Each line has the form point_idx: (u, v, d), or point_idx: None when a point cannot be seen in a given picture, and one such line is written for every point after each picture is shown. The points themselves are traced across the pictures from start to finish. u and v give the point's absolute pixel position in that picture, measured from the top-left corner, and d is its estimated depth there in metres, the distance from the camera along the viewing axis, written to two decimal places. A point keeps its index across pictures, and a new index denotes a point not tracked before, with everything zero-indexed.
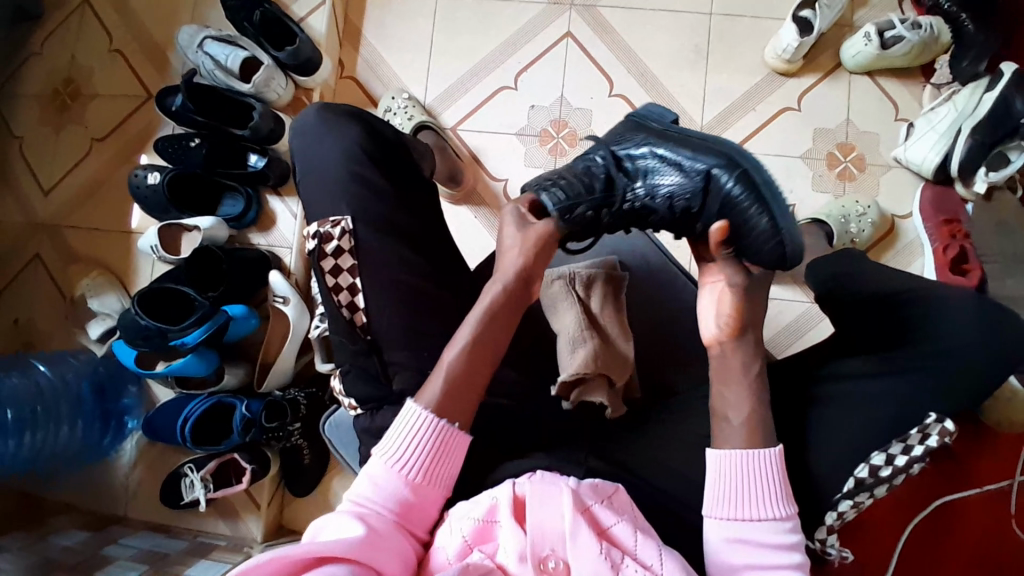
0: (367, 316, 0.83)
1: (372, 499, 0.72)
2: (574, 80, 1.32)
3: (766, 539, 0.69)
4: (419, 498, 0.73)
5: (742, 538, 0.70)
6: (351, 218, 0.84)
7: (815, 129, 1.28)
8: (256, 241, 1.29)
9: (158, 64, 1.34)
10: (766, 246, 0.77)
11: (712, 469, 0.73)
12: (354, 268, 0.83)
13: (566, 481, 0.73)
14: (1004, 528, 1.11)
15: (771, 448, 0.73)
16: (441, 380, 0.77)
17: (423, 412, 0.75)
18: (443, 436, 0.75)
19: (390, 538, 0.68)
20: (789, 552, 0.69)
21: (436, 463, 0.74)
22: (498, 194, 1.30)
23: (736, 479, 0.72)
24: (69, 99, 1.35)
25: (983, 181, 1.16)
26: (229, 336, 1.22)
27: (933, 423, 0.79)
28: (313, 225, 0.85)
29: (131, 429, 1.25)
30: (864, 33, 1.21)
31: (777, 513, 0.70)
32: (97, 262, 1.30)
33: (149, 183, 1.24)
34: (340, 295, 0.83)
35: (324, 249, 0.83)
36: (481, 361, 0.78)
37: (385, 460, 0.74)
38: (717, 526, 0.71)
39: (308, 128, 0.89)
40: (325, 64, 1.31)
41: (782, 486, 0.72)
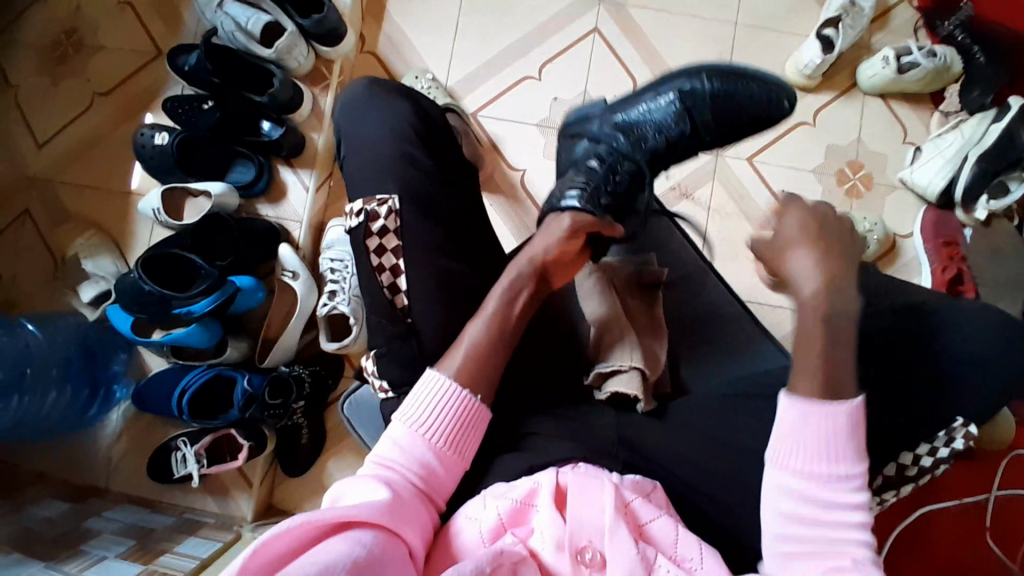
0: (408, 299, 0.80)
1: (391, 464, 0.71)
2: (598, 77, 1.32)
3: (827, 494, 0.65)
4: (438, 468, 0.71)
5: (803, 492, 0.66)
6: (397, 198, 0.81)
7: (827, 145, 1.31)
8: (264, 213, 1.25)
9: (171, 22, 1.28)
10: (759, 100, 0.96)
11: (783, 412, 0.68)
12: (398, 249, 0.80)
13: (608, 475, 0.73)
14: (977, 539, 1.16)
15: (846, 400, 0.67)
16: (464, 350, 0.76)
17: (447, 381, 0.74)
18: (462, 405, 0.73)
19: (413, 505, 0.68)
20: (853, 510, 0.65)
21: (456, 433, 0.73)
22: (516, 184, 1.30)
23: (808, 429, 0.66)
24: (72, 51, 1.28)
25: (983, 209, 1.22)
26: (235, 308, 1.17)
27: (959, 427, 0.84)
28: (358, 203, 0.82)
29: (119, 399, 1.20)
30: (883, 56, 1.25)
31: (848, 469, 0.66)
32: (91, 223, 1.24)
33: (156, 142, 1.19)
34: (382, 275, 0.80)
35: (370, 227, 0.81)
36: (503, 329, 0.77)
37: (407, 426, 0.72)
38: (777, 473, 0.67)
39: (354, 100, 0.87)
40: (349, 36, 1.28)
41: (855, 440, 0.66)
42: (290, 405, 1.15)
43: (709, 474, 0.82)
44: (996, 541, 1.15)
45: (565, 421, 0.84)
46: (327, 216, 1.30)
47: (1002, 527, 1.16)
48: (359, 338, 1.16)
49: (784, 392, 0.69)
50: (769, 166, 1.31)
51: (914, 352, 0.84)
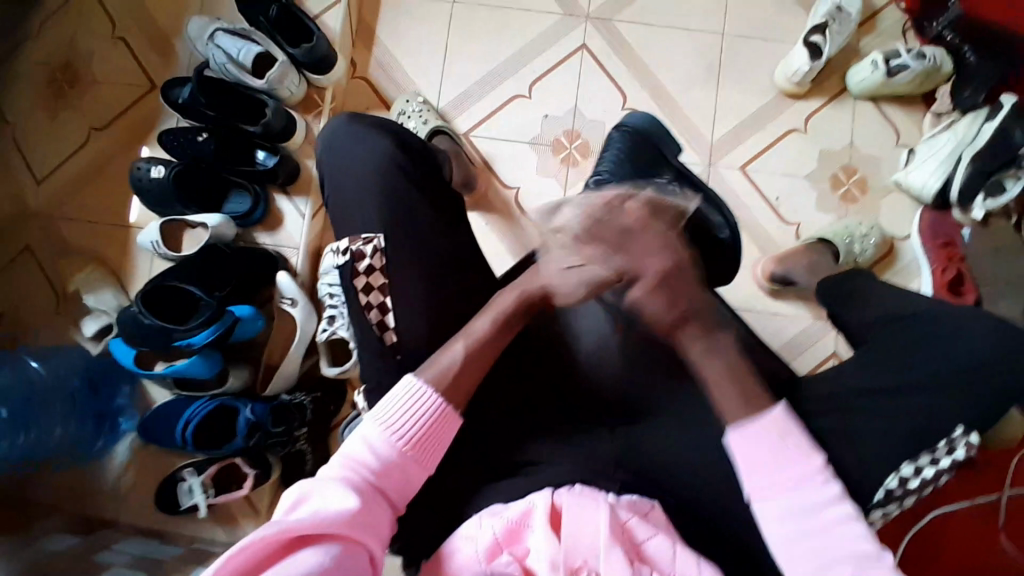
0: (396, 335, 0.80)
1: (358, 462, 0.71)
2: (589, 93, 1.33)
3: (802, 499, 0.68)
4: (405, 471, 0.72)
5: (784, 510, 0.69)
6: (382, 236, 0.82)
7: (820, 150, 1.32)
8: (262, 241, 1.26)
9: (164, 55, 1.30)
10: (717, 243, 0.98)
11: (734, 448, 0.72)
12: (385, 286, 0.81)
13: (604, 496, 0.74)
14: (991, 544, 1.14)
15: (773, 407, 0.73)
16: (450, 363, 0.76)
17: (423, 388, 0.74)
18: (432, 412, 0.74)
19: (376, 509, 0.68)
20: (832, 506, 0.68)
21: (424, 439, 0.73)
22: (510, 201, 1.30)
23: (759, 445, 0.71)
24: (69, 86, 1.30)
25: (980, 208, 1.20)
26: (235, 336, 1.18)
27: (960, 435, 0.80)
28: (343, 242, 0.83)
29: (124, 431, 1.20)
30: (871, 61, 1.25)
31: (806, 462, 0.70)
32: (91, 256, 1.25)
33: (153, 176, 1.19)
34: (370, 313, 0.80)
35: (356, 267, 0.81)
36: (486, 352, 0.78)
37: (378, 427, 0.72)
38: (764, 512, 0.69)
39: (340, 132, 0.88)
40: (340, 63, 1.29)
41: (801, 436, 0.71)
42: (293, 432, 1.17)
43: (712, 492, 0.80)
44: (1012, 541, 1.12)
45: (565, 442, 0.84)
46: (324, 242, 1.31)
47: (1018, 530, 1.13)
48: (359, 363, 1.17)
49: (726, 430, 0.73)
50: (763, 173, 1.31)
51: (914, 361, 0.83)
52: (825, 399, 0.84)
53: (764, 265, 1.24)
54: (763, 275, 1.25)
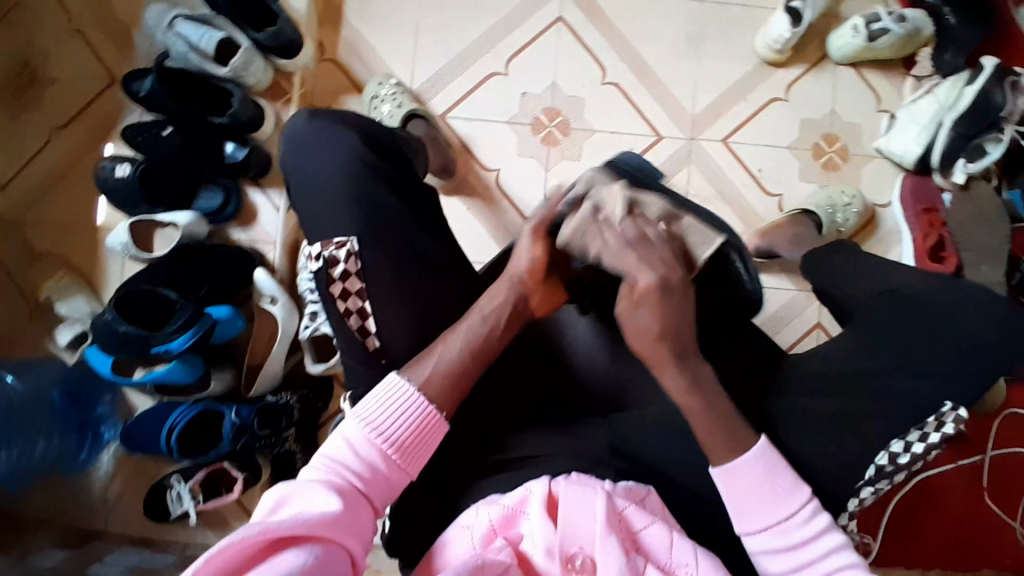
0: (379, 341, 0.78)
1: (339, 466, 0.69)
2: (566, 68, 1.29)
3: (792, 537, 0.68)
4: (388, 475, 0.70)
5: (774, 546, 0.68)
6: (357, 238, 0.78)
7: (802, 120, 1.30)
8: (236, 237, 1.22)
9: (120, 46, 1.23)
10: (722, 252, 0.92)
11: (720, 483, 0.70)
12: (362, 290, 0.78)
13: (601, 483, 0.72)
14: (975, 502, 1.17)
15: (754, 445, 0.70)
16: (433, 370, 0.74)
17: (411, 390, 0.73)
18: (422, 416, 0.72)
19: (359, 512, 0.66)
20: (822, 540, 0.68)
21: (411, 442, 0.71)
22: (491, 184, 1.27)
23: (743, 488, 0.69)
24: (24, 84, 1.23)
25: (961, 172, 1.21)
26: (215, 338, 1.15)
27: (949, 411, 0.80)
28: (315, 246, 0.79)
29: (108, 441, 1.17)
30: (853, 25, 1.23)
31: (794, 501, 0.68)
32: (59, 261, 1.20)
33: (117, 175, 1.14)
34: (352, 318, 0.78)
35: (330, 274, 0.77)
36: (477, 356, 0.76)
37: (361, 429, 0.70)
38: (753, 544, 0.68)
39: (303, 136, 0.83)
40: (307, 46, 1.23)
41: (786, 469, 0.70)
42: (280, 432, 1.16)
43: (710, 480, 0.79)
44: (995, 502, 1.17)
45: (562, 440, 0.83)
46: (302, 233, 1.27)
47: (999, 488, 1.17)
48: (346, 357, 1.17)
49: (710, 469, 0.70)
50: (746, 145, 1.30)
51: (904, 337, 0.83)
52: (820, 381, 0.83)
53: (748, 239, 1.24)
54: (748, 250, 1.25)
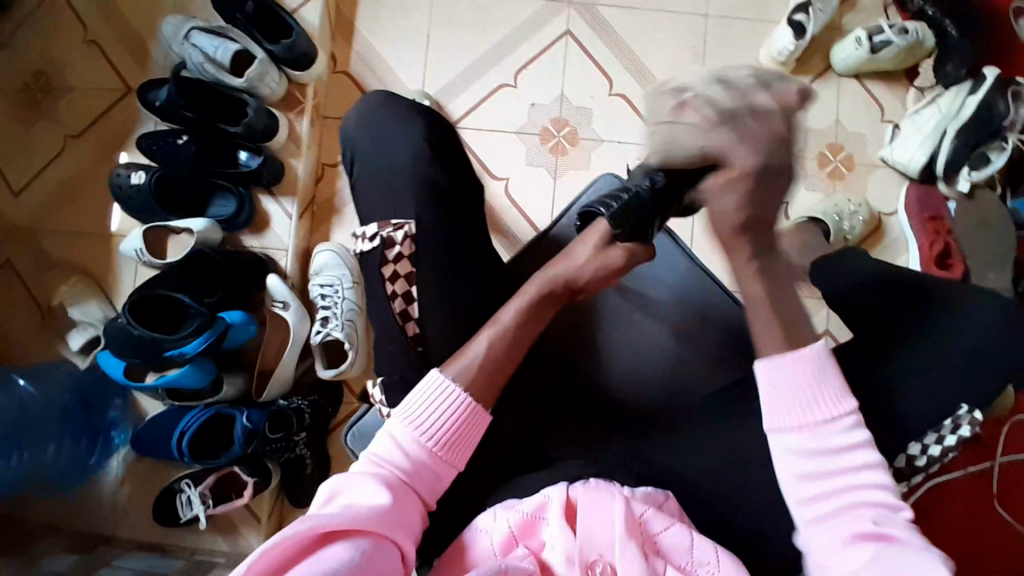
0: (419, 326, 0.79)
1: (387, 461, 0.69)
2: (574, 80, 1.32)
3: (823, 441, 0.68)
4: (435, 469, 0.70)
5: (799, 447, 0.69)
6: (414, 222, 0.81)
7: (807, 130, 1.32)
8: (249, 244, 1.24)
9: (137, 57, 1.26)
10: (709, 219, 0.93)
11: (761, 374, 0.71)
12: (411, 275, 0.80)
13: (619, 489, 0.71)
14: (987, 507, 1.16)
15: (814, 344, 0.71)
16: (477, 360, 0.75)
17: (452, 387, 0.72)
18: (462, 411, 0.72)
19: (409, 507, 0.67)
20: (858, 450, 0.68)
21: (455, 437, 0.71)
22: (500, 193, 1.29)
23: (790, 381, 0.70)
24: (42, 93, 1.26)
25: (965, 180, 1.22)
26: (228, 343, 1.17)
27: (966, 415, 0.84)
28: (372, 227, 0.81)
29: (118, 445, 1.18)
30: (855, 38, 1.25)
31: (838, 407, 0.69)
32: (73, 267, 1.22)
33: (133, 183, 1.17)
34: (394, 302, 0.79)
35: (386, 254, 0.80)
36: (516, 343, 0.77)
37: (407, 426, 0.70)
38: (777, 442, 0.70)
39: (356, 132, 0.86)
40: (320, 58, 1.26)
41: (835, 378, 0.70)
42: (293, 437, 1.15)
43: (722, 478, 0.79)
44: (1005, 507, 1.16)
45: (575, 443, 0.83)
46: (313, 240, 1.29)
47: (1011, 494, 1.16)
48: (356, 363, 1.16)
49: (756, 358, 0.73)
50: None
51: (917, 335, 0.84)
52: None
53: None
54: None
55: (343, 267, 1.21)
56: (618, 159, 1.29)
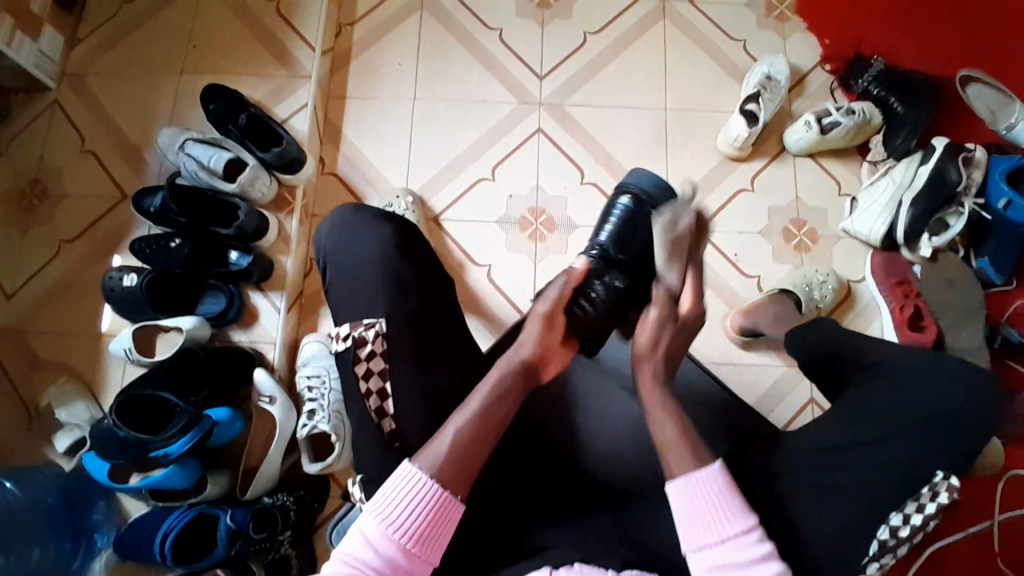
0: (395, 422, 0.80)
1: (359, 561, 0.70)
2: (548, 173, 1.40)
3: (733, 557, 0.70)
4: (408, 567, 0.71)
5: (715, 563, 0.70)
6: (385, 321, 0.83)
7: (770, 206, 1.39)
8: (237, 338, 1.26)
9: (133, 166, 1.34)
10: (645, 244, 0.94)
11: (674, 500, 0.74)
12: (386, 371, 0.82)
13: (604, 574, 0.72)
14: (992, 568, 1.12)
15: (713, 464, 0.74)
16: (445, 448, 0.73)
17: (422, 478, 0.72)
18: (433, 504, 0.72)
19: None
20: (764, 563, 0.70)
21: (428, 532, 0.72)
22: (482, 279, 1.33)
23: (696, 502, 0.72)
24: (39, 201, 1.32)
25: (927, 246, 1.29)
26: (213, 441, 1.16)
27: (940, 480, 0.81)
28: (345, 327, 0.84)
29: (100, 548, 1.12)
30: (805, 121, 1.35)
31: (742, 523, 0.71)
32: (62, 367, 1.23)
33: (125, 285, 1.20)
34: (370, 398, 0.81)
35: (358, 353, 0.82)
36: (486, 431, 0.75)
37: (377, 523, 0.71)
38: (695, 560, 0.71)
39: (341, 219, 0.91)
40: (309, 161, 1.34)
41: (736, 497, 0.73)
42: (277, 536, 1.12)
43: None
44: (1008, 562, 1.13)
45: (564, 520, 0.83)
46: (301, 332, 1.31)
47: (1014, 552, 1.13)
48: (342, 456, 1.14)
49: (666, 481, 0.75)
50: (718, 231, 1.38)
51: (886, 389, 0.87)
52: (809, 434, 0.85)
53: (732, 318, 1.29)
54: (732, 328, 1.29)
55: (330, 359, 1.22)
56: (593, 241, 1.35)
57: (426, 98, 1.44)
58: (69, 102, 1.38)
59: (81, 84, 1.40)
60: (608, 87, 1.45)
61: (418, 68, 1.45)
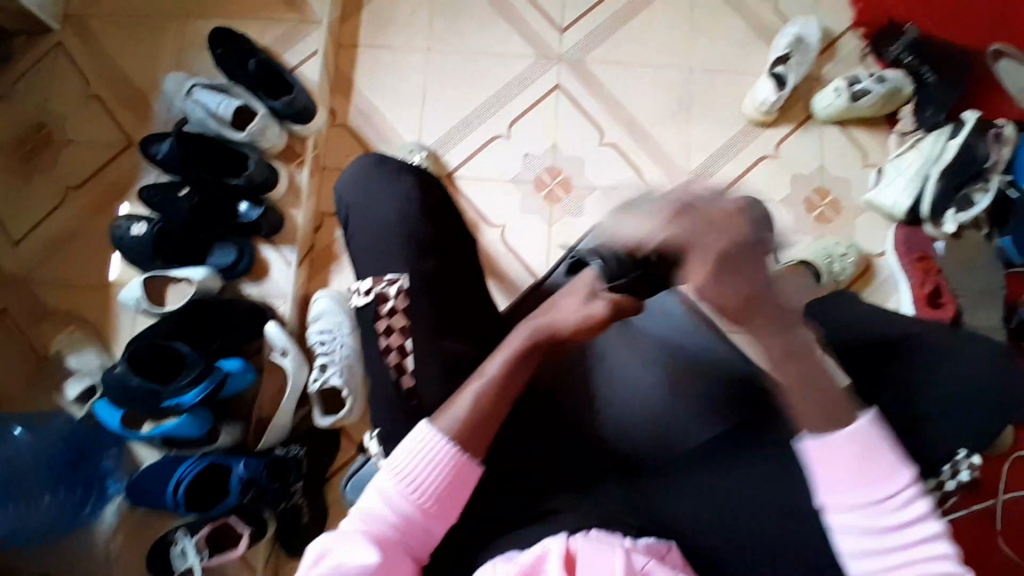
0: (413, 379, 0.79)
1: (375, 519, 0.69)
2: (565, 131, 1.36)
3: (884, 520, 0.65)
4: (425, 527, 0.70)
5: (866, 525, 0.65)
6: (407, 276, 0.82)
7: (793, 175, 1.36)
8: (248, 292, 1.25)
9: (141, 113, 1.31)
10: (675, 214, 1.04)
11: (814, 460, 0.67)
12: (405, 328, 0.80)
13: (619, 541, 0.71)
14: (992, 547, 1.13)
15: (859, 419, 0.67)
16: (465, 410, 0.72)
17: (440, 439, 0.71)
18: (449, 466, 0.70)
19: (399, 564, 0.67)
20: (918, 525, 0.65)
21: (445, 494, 0.70)
22: (496, 239, 1.31)
23: (840, 462, 0.66)
24: (46, 146, 1.29)
25: (952, 222, 1.26)
26: (224, 393, 1.16)
27: (959, 457, 0.82)
28: (366, 282, 0.83)
29: (112, 495, 1.14)
30: (835, 88, 1.31)
31: (895, 486, 0.65)
32: (71, 316, 1.22)
33: (134, 234, 1.19)
34: (388, 355, 0.79)
35: (378, 310, 0.81)
36: (505, 395, 0.73)
37: (394, 482, 0.70)
38: (838, 522, 0.67)
39: (355, 179, 0.90)
40: (319, 112, 1.31)
41: (888, 452, 0.66)
42: (288, 487, 1.13)
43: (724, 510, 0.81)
44: (1010, 546, 1.13)
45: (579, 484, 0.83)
46: (311, 288, 1.29)
47: (1015, 532, 1.14)
48: (355, 409, 1.16)
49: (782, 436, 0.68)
50: None
51: (906, 369, 0.85)
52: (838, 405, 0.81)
53: None
54: None
55: (342, 315, 1.21)
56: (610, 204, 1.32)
57: (443, 49, 1.39)
58: (74, 45, 1.34)
59: (85, 25, 1.35)
60: (632, 44, 1.40)
61: (434, 17, 1.40)
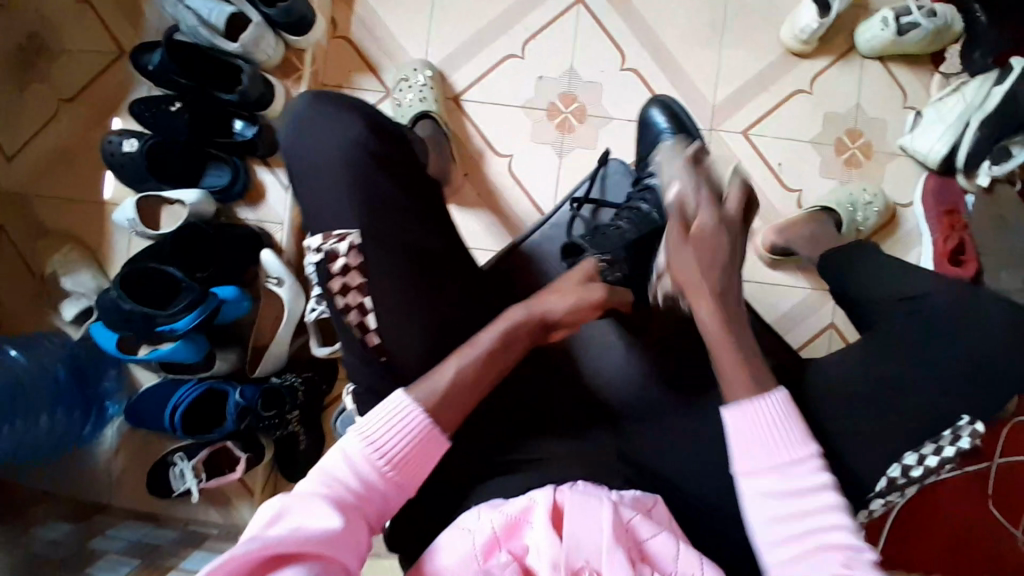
0: (379, 337, 0.75)
1: (337, 480, 0.64)
2: (584, 52, 1.26)
3: (795, 483, 0.63)
4: (385, 492, 0.66)
5: (776, 490, 0.63)
6: (356, 232, 0.76)
7: (826, 113, 1.26)
8: (244, 216, 1.21)
9: (129, 17, 1.21)
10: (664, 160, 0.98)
11: (729, 425, 0.65)
12: (363, 285, 0.76)
13: (607, 494, 0.66)
14: (981, 508, 1.15)
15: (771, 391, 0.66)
16: (442, 386, 0.70)
17: (413, 406, 0.68)
18: (419, 432, 0.68)
19: (358, 527, 0.62)
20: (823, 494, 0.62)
21: (411, 459, 0.67)
22: (504, 170, 1.25)
23: (756, 425, 0.64)
24: (29, 52, 1.21)
25: (986, 175, 1.18)
26: (220, 319, 1.14)
27: (966, 424, 0.76)
28: (316, 239, 0.77)
29: (112, 415, 1.18)
30: (882, 18, 1.19)
31: (804, 453, 0.64)
32: (66, 236, 1.19)
33: (124, 150, 1.12)
34: (350, 314, 0.76)
35: (331, 268, 0.76)
36: (486, 372, 0.72)
37: (360, 443, 0.66)
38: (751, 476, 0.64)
39: (309, 118, 0.80)
40: (318, 22, 1.20)
41: (799, 424, 0.65)
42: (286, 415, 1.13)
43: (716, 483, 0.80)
44: (999, 508, 1.15)
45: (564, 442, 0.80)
46: None
47: (1006, 496, 1.15)
48: None
49: (722, 405, 0.67)
50: (765, 139, 1.26)
51: None
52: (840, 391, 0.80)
53: (765, 235, 1.20)
54: (764, 246, 1.21)
55: None
56: (627, 138, 1.25)
57: None
58: None
59: None
60: None
61: None
